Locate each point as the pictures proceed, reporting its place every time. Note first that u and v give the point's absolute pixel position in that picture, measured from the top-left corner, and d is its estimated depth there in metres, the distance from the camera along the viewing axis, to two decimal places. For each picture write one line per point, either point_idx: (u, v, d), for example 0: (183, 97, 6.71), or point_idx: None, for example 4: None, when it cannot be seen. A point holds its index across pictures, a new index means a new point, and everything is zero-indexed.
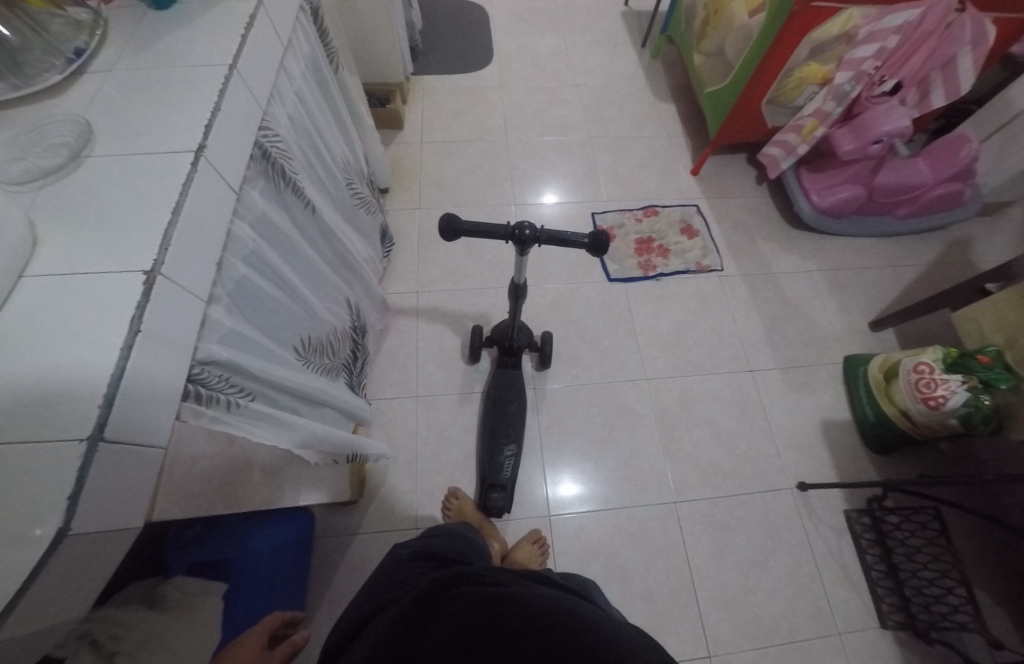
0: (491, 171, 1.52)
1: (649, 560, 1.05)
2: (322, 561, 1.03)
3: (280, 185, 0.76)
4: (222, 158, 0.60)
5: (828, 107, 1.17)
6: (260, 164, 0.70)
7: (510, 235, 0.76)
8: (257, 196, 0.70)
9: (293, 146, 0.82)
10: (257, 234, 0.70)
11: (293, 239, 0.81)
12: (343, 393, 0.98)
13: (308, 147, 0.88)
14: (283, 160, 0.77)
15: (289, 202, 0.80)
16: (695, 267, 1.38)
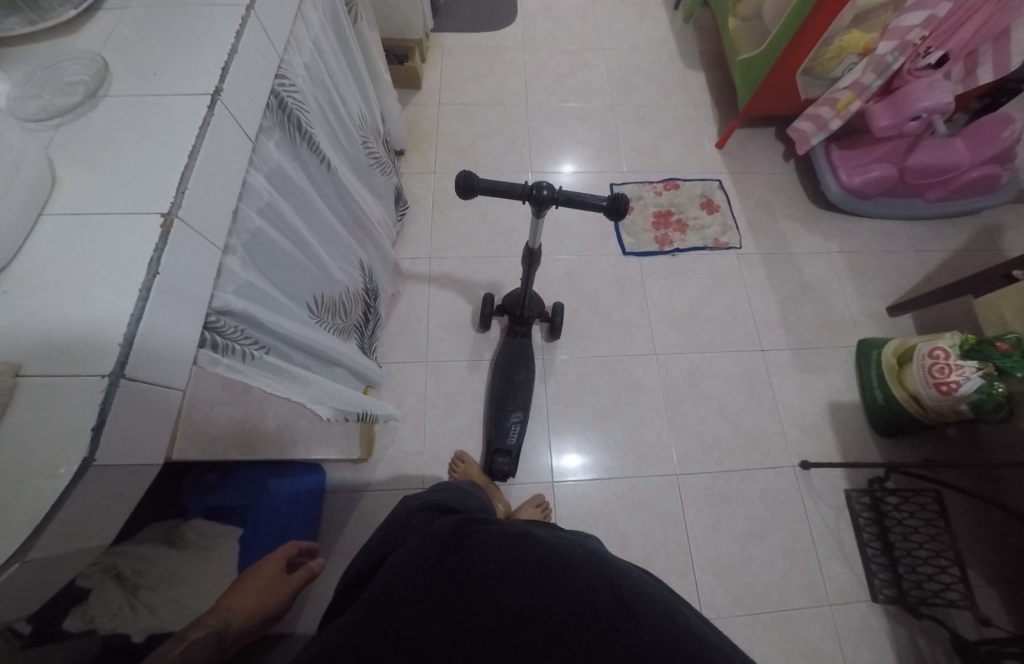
0: (509, 137, 1.48)
1: (648, 528, 1.08)
2: (331, 512, 1.07)
3: (295, 138, 0.75)
4: (239, 104, 0.59)
5: (867, 81, 1.11)
6: (277, 114, 0.69)
7: (526, 195, 0.74)
8: (273, 147, 0.69)
9: (310, 98, 0.80)
10: (272, 186, 0.70)
11: (308, 194, 0.80)
12: (354, 353, 0.99)
13: (324, 101, 0.86)
14: (300, 111, 0.75)
15: (304, 156, 0.79)
16: (713, 243, 1.35)
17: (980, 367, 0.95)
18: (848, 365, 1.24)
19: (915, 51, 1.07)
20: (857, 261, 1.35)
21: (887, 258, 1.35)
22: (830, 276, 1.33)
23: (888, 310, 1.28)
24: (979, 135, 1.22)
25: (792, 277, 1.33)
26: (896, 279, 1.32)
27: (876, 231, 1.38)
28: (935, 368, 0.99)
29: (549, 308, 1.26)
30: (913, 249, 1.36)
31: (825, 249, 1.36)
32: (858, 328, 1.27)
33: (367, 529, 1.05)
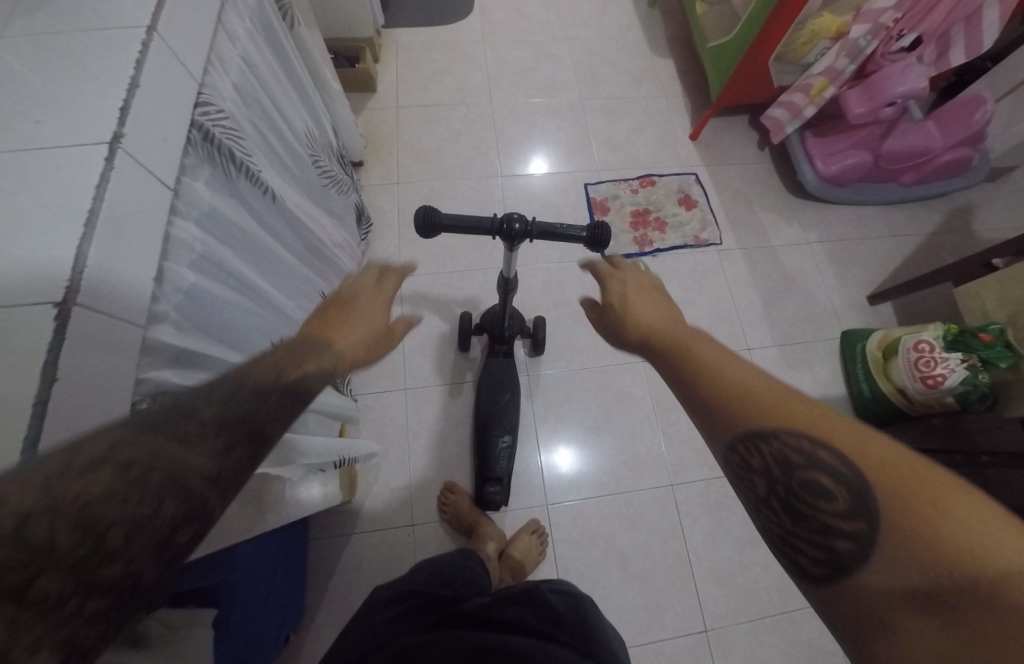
0: (475, 139, 1.40)
1: (647, 543, 1.05)
2: (317, 561, 1.01)
3: (231, 173, 0.66)
4: (150, 149, 0.49)
5: (840, 66, 1.08)
6: (204, 151, 0.60)
7: (495, 231, 0.67)
8: (203, 188, 0.60)
9: (243, 123, 0.70)
10: (206, 233, 0.61)
11: (251, 233, 0.71)
12: (325, 396, 0.91)
13: (263, 124, 0.76)
14: (233, 144, 0.66)
15: (243, 192, 0.70)
16: (693, 241, 1.31)
17: (965, 358, 0.95)
18: (833, 357, 1.23)
19: (888, 35, 1.03)
20: (836, 250, 1.33)
21: (864, 246, 1.34)
22: (811, 266, 1.31)
23: (868, 299, 1.28)
24: (951, 117, 1.21)
25: (774, 271, 1.30)
26: (874, 268, 1.32)
27: (853, 218, 1.37)
28: (920, 362, 0.99)
29: (530, 322, 1.20)
30: (889, 235, 1.36)
31: (804, 240, 1.34)
32: (841, 319, 1.27)
33: (357, 576, 0.99)
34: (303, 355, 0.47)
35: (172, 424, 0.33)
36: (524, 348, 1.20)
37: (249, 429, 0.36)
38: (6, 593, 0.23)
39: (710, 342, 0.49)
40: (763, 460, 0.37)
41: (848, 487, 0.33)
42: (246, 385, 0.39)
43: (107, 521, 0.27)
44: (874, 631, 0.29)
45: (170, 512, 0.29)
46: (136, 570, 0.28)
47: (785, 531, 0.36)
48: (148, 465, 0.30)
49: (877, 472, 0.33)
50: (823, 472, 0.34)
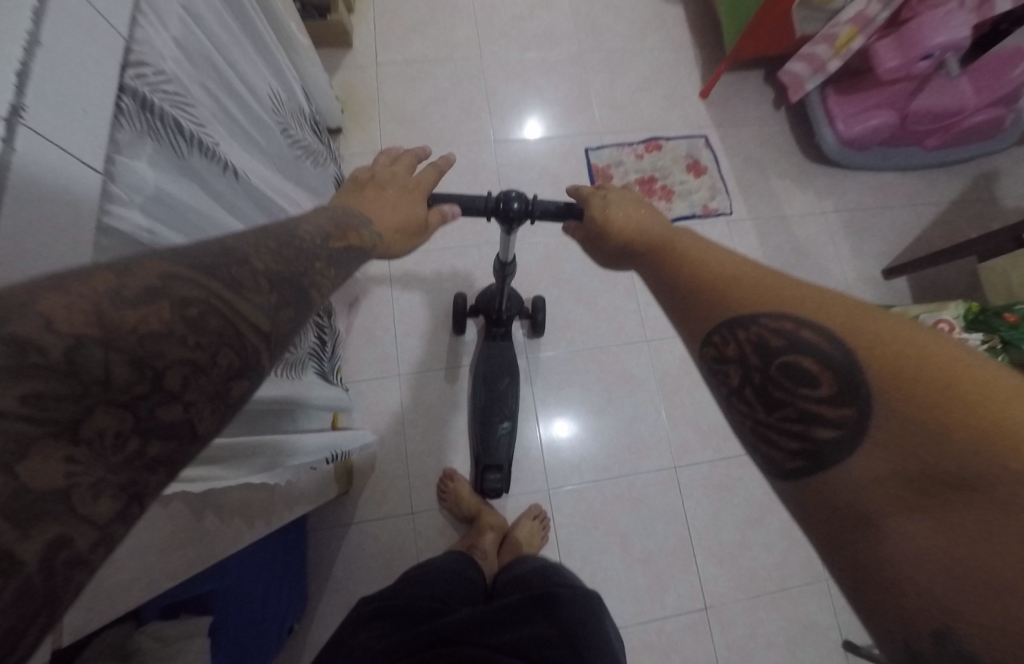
0: (466, 99, 1.27)
1: (650, 527, 1.03)
2: (316, 552, 0.99)
3: (179, 147, 0.56)
4: (70, 126, 0.39)
5: (873, 11, 0.98)
6: (144, 123, 0.50)
7: (489, 212, 0.61)
8: (146, 168, 0.50)
9: (189, 86, 0.59)
10: (154, 223, 0.52)
11: (211, 218, 0.62)
12: (314, 389, 0.85)
13: (216, 86, 0.65)
14: (178, 112, 0.56)
15: (197, 170, 0.60)
16: (701, 211, 1.23)
17: (986, 339, 0.93)
18: None
19: None
20: (852, 219, 1.27)
21: (880, 215, 1.29)
22: (824, 237, 1.25)
23: (883, 273, 1.22)
24: (984, 76, 1.14)
25: (785, 243, 1.23)
26: (890, 239, 1.27)
27: (870, 184, 1.31)
28: None
29: (529, 302, 1.13)
30: (908, 202, 1.30)
31: (819, 209, 1.27)
32: (853, 293, 1.22)
33: (358, 564, 0.98)
34: (346, 227, 0.46)
35: (224, 269, 0.28)
36: (523, 329, 1.14)
37: (294, 289, 0.32)
38: (65, 422, 0.19)
39: (699, 241, 0.47)
40: (740, 346, 0.35)
41: (835, 369, 0.30)
42: (285, 250, 0.34)
43: (164, 359, 0.23)
44: (855, 524, 0.26)
45: (227, 360, 0.25)
46: (196, 413, 0.23)
47: (759, 421, 0.33)
48: (203, 306, 0.25)
49: (872, 352, 0.29)
50: (810, 357, 0.31)
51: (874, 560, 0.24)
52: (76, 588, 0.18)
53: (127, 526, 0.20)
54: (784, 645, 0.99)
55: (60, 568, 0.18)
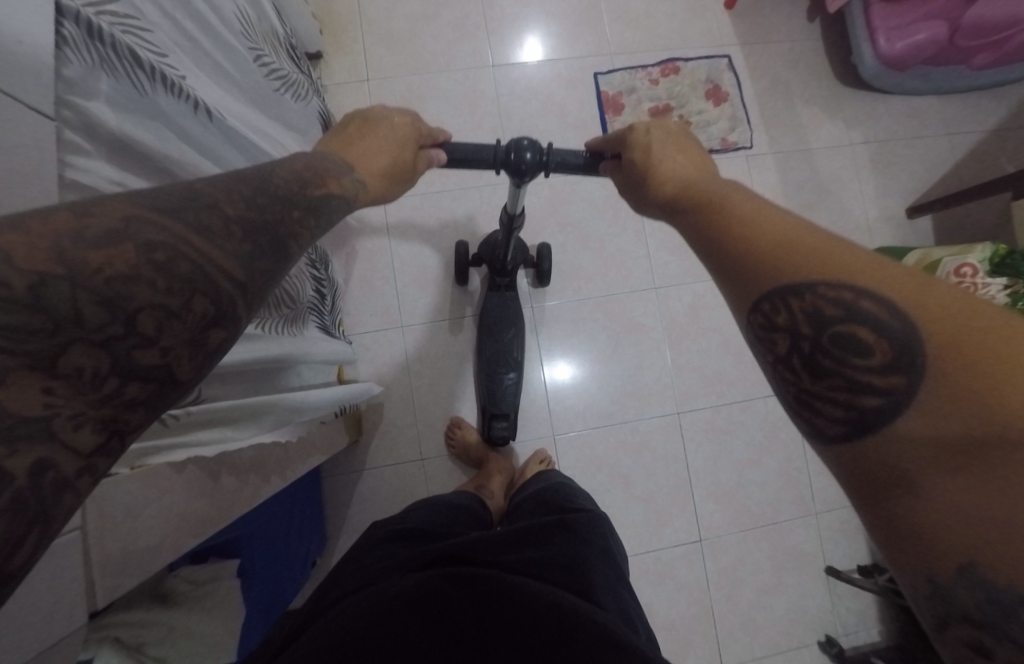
0: (461, 15, 1.13)
1: (651, 468, 1.06)
2: (331, 496, 1.03)
3: (140, 84, 0.48)
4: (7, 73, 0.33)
5: None
6: (96, 55, 0.42)
7: (500, 164, 0.59)
8: (104, 112, 0.43)
9: (141, 4, 0.50)
10: (122, 178, 0.46)
11: (190, 167, 0.56)
12: (318, 345, 0.84)
13: (174, 4, 0.55)
14: (135, 40, 0.48)
15: (167, 112, 0.53)
16: (719, 145, 1.13)
17: (1008, 284, 0.89)
18: None
19: None
20: (880, 151, 1.19)
21: (910, 146, 1.20)
22: (849, 173, 1.18)
23: (907, 212, 1.17)
24: None
25: (806, 180, 1.16)
26: (919, 173, 1.19)
27: (904, 112, 1.21)
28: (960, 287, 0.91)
29: (533, 250, 1.09)
30: (943, 132, 1.21)
31: (846, 140, 1.18)
32: (873, 233, 1.16)
33: (372, 506, 1.03)
34: (326, 171, 0.42)
35: (192, 212, 0.25)
36: (528, 278, 1.10)
37: (272, 235, 0.29)
38: (38, 355, 0.18)
39: (733, 189, 0.40)
40: (792, 315, 0.30)
41: (894, 341, 0.26)
42: (262, 192, 0.31)
43: (134, 301, 0.21)
44: (892, 487, 0.24)
45: (201, 308, 0.23)
46: (173, 361, 0.22)
47: (801, 391, 0.29)
48: (174, 246, 0.23)
49: (936, 321, 0.25)
50: (867, 326, 0.27)
51: (913, 525, 0.23)
52: (55, 528, 0.18)
53: (109, 459, 0.20)
54: (772, 570, 1.06)
55: (37, 511, 0.17)
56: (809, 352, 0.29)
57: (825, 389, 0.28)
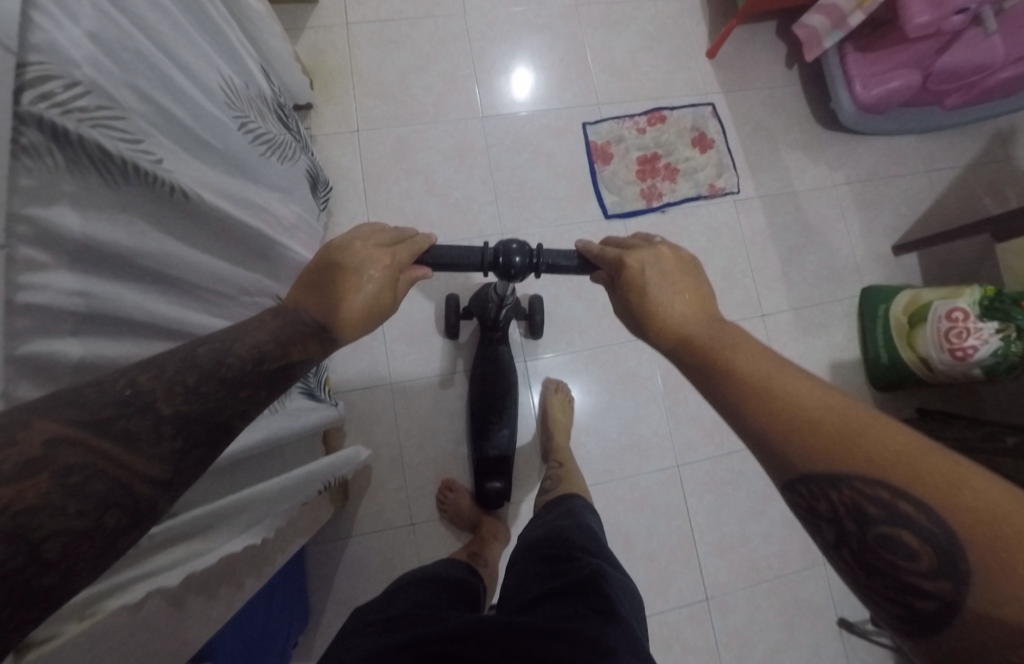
0: (448, 67, 1.13)
1: (652, 524, 1.02)
2: (316, 568, 0.96)
3: (111, 175, 0.46)
4: None
5: None
6: (62, 158, 0.41)
7: (489, 268, 0.55)
8: (68, 214, 0.41)
9: (116, 93, 0.48)
10: (85, 280, 0.43)
11: (161, 252, 0.53)
12: (301, 415, 0.80)
13: (153, 87, 0.54)
14: (107, 135, 0.45)
15: (134, 199, 0.50)
16: (707, 191, 1.14)
17: (1000, 328, 0.87)
18: (850, 318, 1.15)
19: None
20: (863, 192, 1.21)
21: (892, 187, 1.22)
22: (835, 214, 1.19)
23: (893, 250, 1.18)
24: (1015, 25, 1.02)
25: (794, 222, 1.16)
26: (902, 213, 1.21)
27: (884, 153, 1.23)
28: (952, 332, 0.90)
29: (524, 300, 1.07)
30: (922, 171, 1.24)
31: (830, 182, 1.20)
32: (862, 274, 1.17)
33: (360, 577, 0.97)
34: (289, 340, 0.42)
35: (121, 422, 0.27)
36: (520, 330, 1.08)
37: (210, 427, 0.32)
38: None
39: (751, 345, 0.40)
40: (833, 505, 0.30)
41: (934, 547, 0.26)
42: (208, 376, 0.33)
43: (42, 529, 0.22)
44: None
45: (112, 519, 0.25)
46: (72, 576, 0.23)
47: (860, 584, 0.30)
48: (102, 467, 0.25)
49: (972, 525, 0.25)
50: (907, 527, 0.27)
51: None
52: None
53: None
54: (781, 629, 1.01)
55: None
56: (858, 544, 0.30)
57: (879, 582, 0.29)
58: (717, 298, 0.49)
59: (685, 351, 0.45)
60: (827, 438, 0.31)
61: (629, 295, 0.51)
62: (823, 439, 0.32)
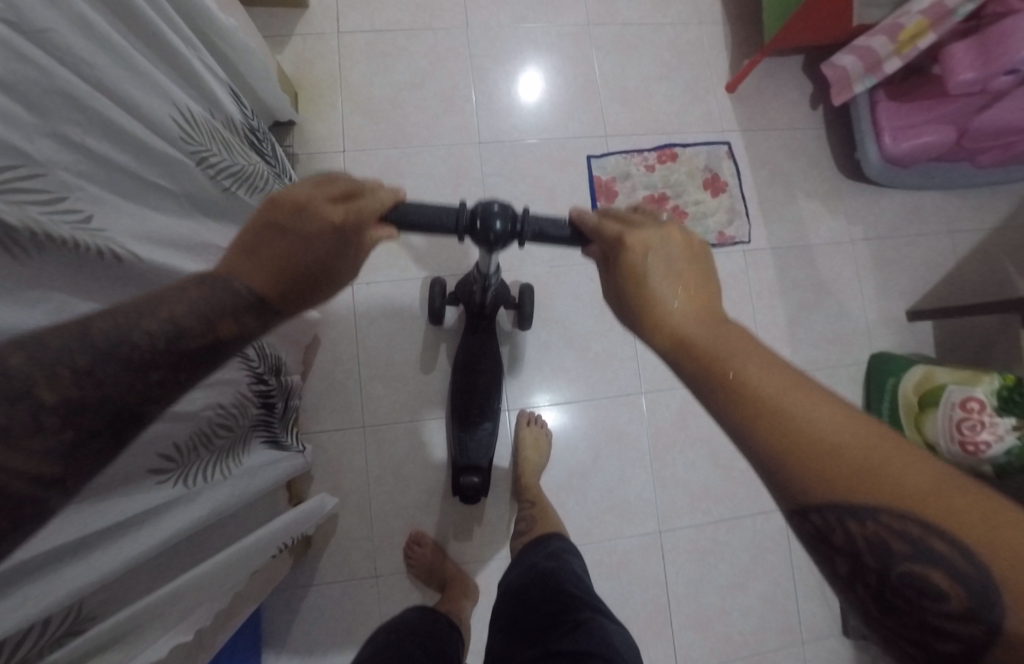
0: (447, 86, 1.05)
1: (627, 592, 0.97)
2: (270, 619, 0.91)
3: (19, 253, 0.38)
4: None
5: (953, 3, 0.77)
6: None
7: (463, 231, 0.46)
8: None
9: (35, 147, 0.40)
10: None
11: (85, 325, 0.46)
12: (258, 473, 0.74)
13: (89, 134, 0.46)
14: (14, 202, 0.38)
15: (55, 270, 0.42)
16: (716, 239, 1.07)
17: (1016, 426, 0.80)
18: (856, 385, 1.08)
19: None
20: (881, 249, 1.13)
21: (912, 245, 1.14)
22: (849, 272, 1.11)
23: (908, 315, 1.10)
24: None
25: (805, 278, 1.09)
26: (920, 275, 1.13)
27: (906, 208, 1.15)
28: (965, 424, 0.84)
29: (514, 290, 0.99)
30: (945, 230, 1.16)
31: (847, 236, 1.12)
32: (872, 337, 1.10)
33: (316, 630, 0.91)
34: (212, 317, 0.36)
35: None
36: (511, 318, 1.01)
37: (111, 414, 0.31)
38: None
39: (748, 341, 0.34)
40: (850, 539, 0.26)
41: (968, 590, 0.23)
42: (106, 360, 0.30)
43: None
44: None
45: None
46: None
47: (881, 626, 0.26)
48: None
49: (1002, 559, 0.22)
50: (933, 565, 0.24)
51: None
52: None
53: None
54: None
55: None
56: (874, 581, 0.27)
57: (894, 617, 0.26)
58: (722, 293, 0.41)
59: (682, 357, 0.36)
60: (848, 461, 0.26)
61: (621, 280, 0.44)
62: (847, 467, 0.26)
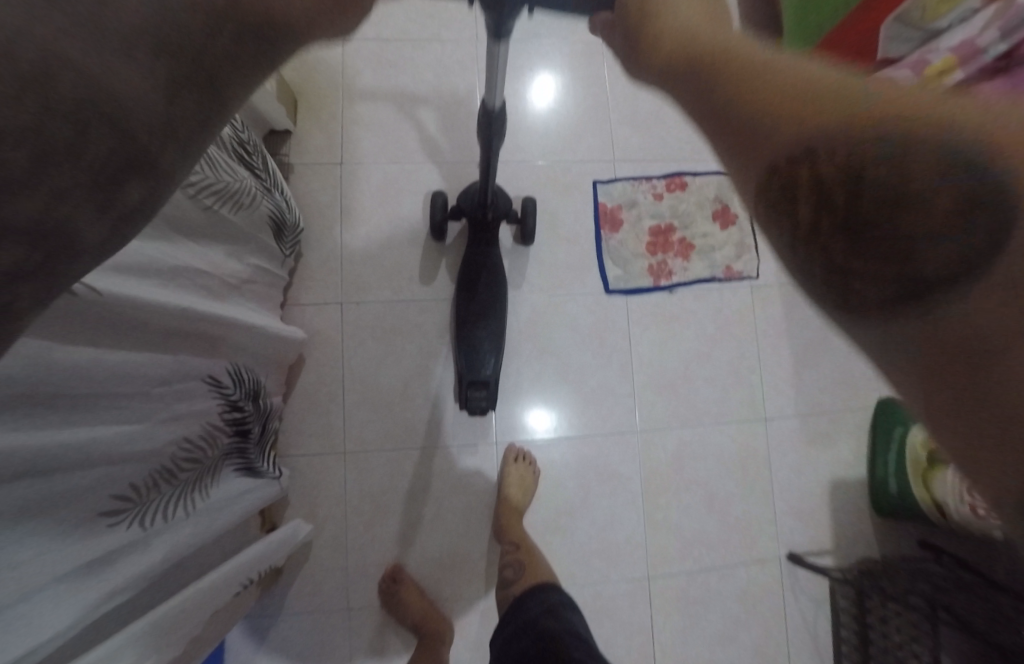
0: (452, 102, 1.02)
1: (611, 639, 0.92)
2: (236, 651, 0.87)
3: None
4: None
5: None
6: None
7: None
8: None
9: None
10: None
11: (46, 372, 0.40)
12: (225, 506, 0.69)
13: None
14: None
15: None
16: (723, 274, 1.03)
17: None
18: (861, 432, 1.04)
19: None
20: None
21: None
22: None
23: None
24: None
25: (814, 317, 1.05)
26: None
27: None
28: None
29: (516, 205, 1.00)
30: None
31: None
32: (881, 382, 1.05)
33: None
34: None
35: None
36: (511, 234, 1.00)
37: (122, 155, 0.24)
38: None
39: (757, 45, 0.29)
40: (818, 165, 0.22)
41: (969, 187, 0.18)
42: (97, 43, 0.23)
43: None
44: (976, 363, 0.19)
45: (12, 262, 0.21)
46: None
47: (831, 266, 0.22)
48: (34, 137, 0.21)
49: (1013, 145, 0.18)
50: (902, 175, 0.20)
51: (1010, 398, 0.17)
52: None
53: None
54: None
55: None
56: (845, 203, 0.22)
57: (868, 234, 0.21)
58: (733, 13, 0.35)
59: (688, 58, 0.31)
60: (824, 113, 0.23)
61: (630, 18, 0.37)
62: (823, 117, 0.23)
